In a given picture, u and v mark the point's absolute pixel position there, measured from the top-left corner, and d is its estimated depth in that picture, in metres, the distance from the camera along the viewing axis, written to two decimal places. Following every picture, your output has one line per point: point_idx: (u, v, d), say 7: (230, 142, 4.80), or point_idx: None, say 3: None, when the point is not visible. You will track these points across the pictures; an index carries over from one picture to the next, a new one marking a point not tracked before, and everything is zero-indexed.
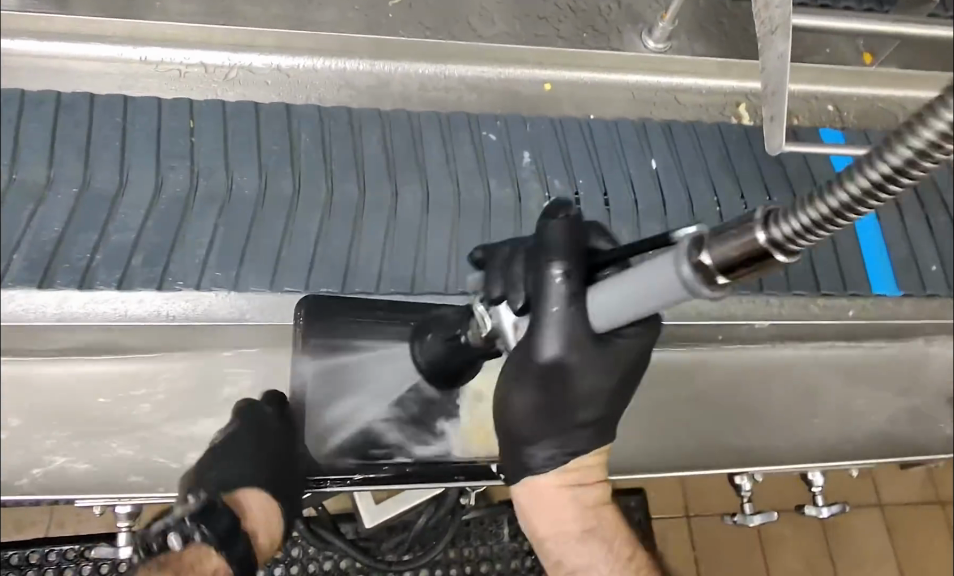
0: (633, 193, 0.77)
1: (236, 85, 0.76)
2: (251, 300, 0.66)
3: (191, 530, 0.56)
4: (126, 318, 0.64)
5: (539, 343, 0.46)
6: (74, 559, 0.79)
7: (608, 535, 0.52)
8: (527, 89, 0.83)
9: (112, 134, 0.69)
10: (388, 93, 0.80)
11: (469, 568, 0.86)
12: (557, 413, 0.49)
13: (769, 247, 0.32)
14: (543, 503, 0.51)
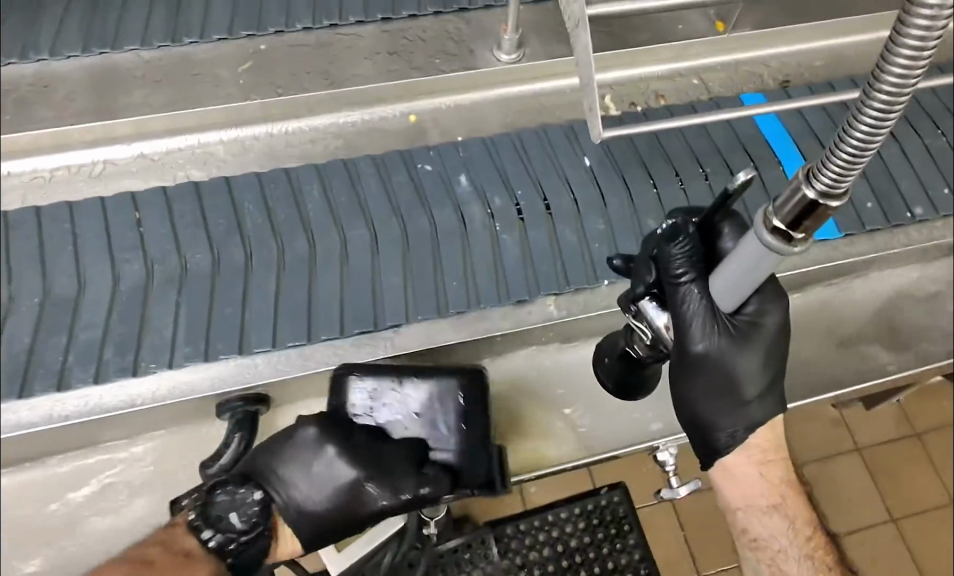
0: (569, 189, 1.01)
1: (102, 178, 1.04)
2: (261, 359, 0.88)
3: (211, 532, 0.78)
4: (19, 426, 0.83)
5: (692, 339, 0.69)
6: None
7: (789, 511, 0.79)
8: (395, 120, 1.11)
9: (62, 240, 0.91)
10: (255, 152, 1.08)
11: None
12: (720, 394, 0.71)
13: (818, 197, 0.48)
14: (734, 479, 0.80)
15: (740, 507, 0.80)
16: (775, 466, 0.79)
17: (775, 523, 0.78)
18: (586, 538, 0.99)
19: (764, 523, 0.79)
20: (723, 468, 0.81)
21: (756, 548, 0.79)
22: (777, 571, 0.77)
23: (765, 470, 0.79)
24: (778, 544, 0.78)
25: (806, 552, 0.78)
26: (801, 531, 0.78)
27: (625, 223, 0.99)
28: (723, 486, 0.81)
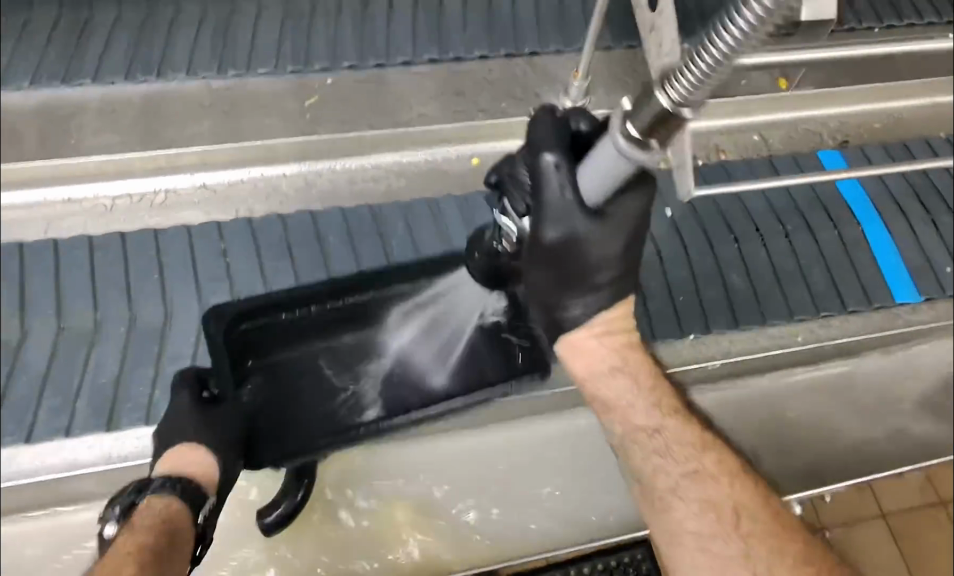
0: (654, 239, 1.00)
1: (165, 209, 1.02)
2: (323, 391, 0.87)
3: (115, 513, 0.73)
4: (79, 465, 0.82)
5: (545, 227, 0.65)
6: None
7: (632, 371, 0.72)
8: (460, 164, 1.09)
9: (149, 267, 0.89)
10: (319, 189, 1.06)
11: None
12: (570, 284, 0.69)
13: (669, 106, 0.53)
14: (576, 351, 0.72)
15: (585, 377, 0.72)
16: (617, 330, 0.72)
17: (619, 385, 0.72)
18: None
19: (610, 385, 0.72)
20: (567, 339, 0.73)
21: (609, 414, 0.72)
22: (634, 432, 0.71)
23: (605, 337, 0.72)
24: (630, 403, 0.71)
25: (653, 404, 0.72)
26: (645, 384, 0.72)
27: (711, 284, 0.99)
28: (571, 362, 0.73)
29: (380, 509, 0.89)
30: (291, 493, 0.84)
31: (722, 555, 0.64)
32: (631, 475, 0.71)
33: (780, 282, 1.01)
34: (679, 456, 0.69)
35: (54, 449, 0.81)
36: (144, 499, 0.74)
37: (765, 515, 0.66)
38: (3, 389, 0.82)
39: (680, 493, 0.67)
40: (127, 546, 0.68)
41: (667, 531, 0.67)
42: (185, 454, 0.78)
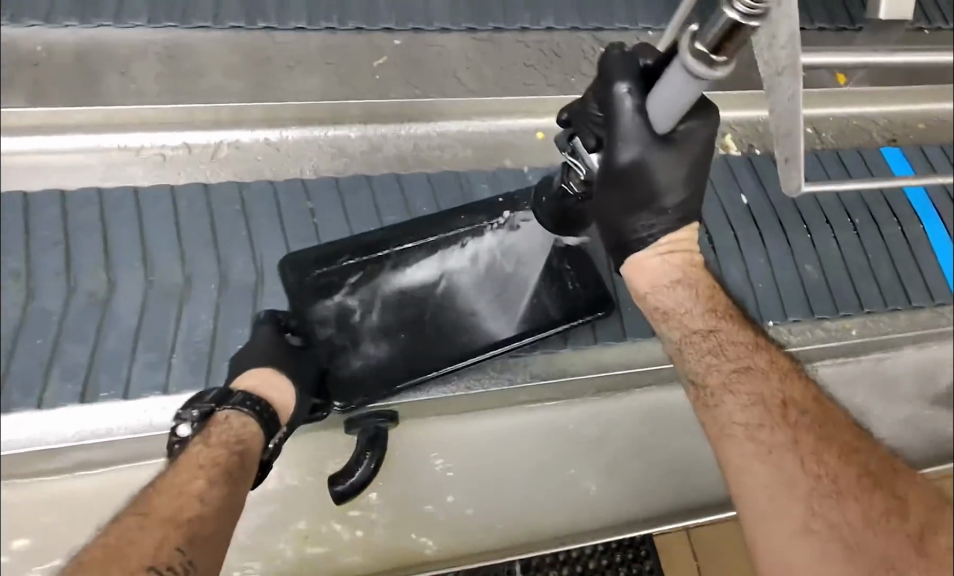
0: (731, 224, 0.98)
1: (226, 164, 0.95)
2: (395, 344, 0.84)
3: (189, 417, 0.71)
4: (152, 428, 0.81)
5: (617, 149, 0.62)
6: None
7: (694, 281, 0.66)
8: (525, 138, 1.04)
9: (236, 221, 0.89)
10: (382, 155, 0.99)
11: None
12: (636, 208, 0.65)
13: (741, 18, 0.47)
14: (641, 270, 0.67)
15: (646, 290, 0.67)
16: (683, 249, 0.67)
17: (678, 294, 0.66)
18: None
19: (667, 294, 0.66)
20: (631, 261, 0.68)
21: (666, 323, 0.66)
22: (690, 336, 0.65)
23: (669, 252, 0.67)
24: (688, 310, 0.65)
25: (713, 308, 0.66)
26: (706, 292, 0.66)
27: (786, 272, 0.97)
28: (632, 277, 0.68)
29: (444, 471, 0.87)
30: (364, 460, 0.80)
31: (771, 444, 0.56)
32: (684, 384, 0.64)
33: (851, 275, 0.99)
34: (732, 355, 0.62)
35: (130, 409, 0.80)
36: (222, 410, 0.72)
37: (816, 412, 0.60)
38: (94, 341, 0.81)
39: (731, 387, 0.60)
40: (200, 461, 0.66)
41: (716, 425, 0.60)
42: (265, 376, 0.76)
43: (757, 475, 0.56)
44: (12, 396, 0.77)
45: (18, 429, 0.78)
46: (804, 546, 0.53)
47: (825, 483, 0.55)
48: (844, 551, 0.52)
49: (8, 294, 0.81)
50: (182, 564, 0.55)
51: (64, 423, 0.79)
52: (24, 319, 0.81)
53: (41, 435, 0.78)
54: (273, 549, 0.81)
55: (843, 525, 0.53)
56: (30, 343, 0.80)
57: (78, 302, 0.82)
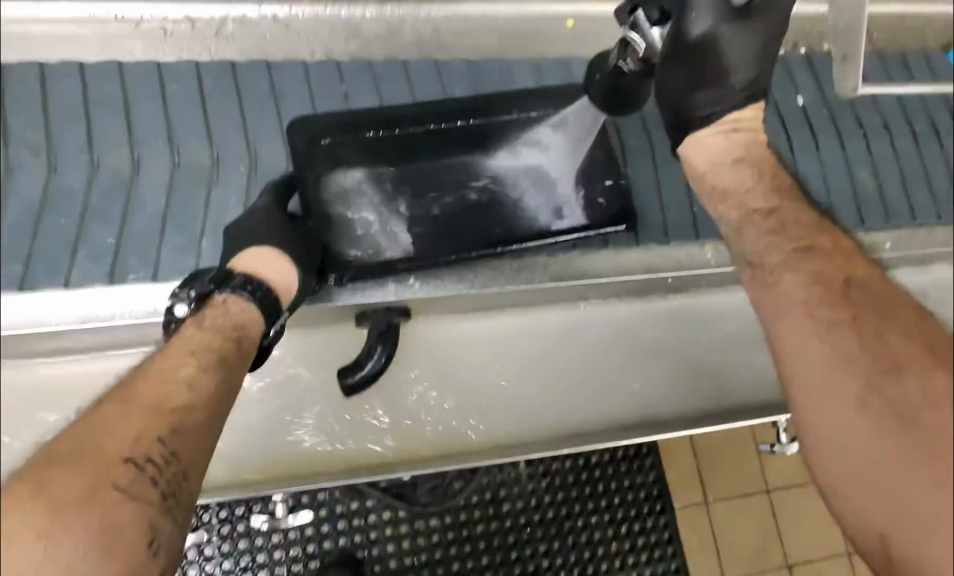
0: (784, 126, 0.92)
1: (230, 42, 0.87)
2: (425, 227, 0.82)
3: (185, 297, 0.69)
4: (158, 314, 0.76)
5: (688, 20, 0.61)
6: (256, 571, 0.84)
7: (756, 162, 0.64)
8: (552, 27, 0.94)
9: (265, 101, 0.85)
10: (402, 42, 0.91)
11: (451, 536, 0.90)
12: (706, 84, 0.63)
13: None
14: (701, 148, 0.66)
15: (705, 170, 0.65)
16: (747, 125, 0.65)
17: (740, 172, 0.64)
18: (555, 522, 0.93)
19: (727, 173, 0.64)
20: (693, 138, 0.66)
21: (723, 203, 0.64)
22: (751, 214, 0.61)
23: (732, 128, 0.65)
24: (747, 189, 0.63)
25: (772, 188, 0.63)
26: (767, 172, 0.64)
27: (837, 178, 0.92)
28: (691, 158, 0.66)
29: (472, 368, 0.85)
30: (375, 354, 0.77)
31: (825, 321, 0.50)
32: (739, 263, 0.61)
33: (905, 184, 0.94)
34: (794, 233, 0.58)
35: (142, 295, 0.76)
36: (219, 293, 0.69)
37: (880, 287, 0.52)
38: (120, 223, 0.78)
39: (790, 266, 0.55)
40: (191, 347, 0.63)
41: (772, 305, 0.55)
42: (262, 253, 0.72)
43: (810, 355, 0.50)
44: (37, 276, 0.75)
45: (22, 311, 0.74)
46: (852, 421, 0.46)
47: (882, 357, 0.47)
48: (894, 428, 0.44)
49: (28, 172, 0.78)
50: (162, 456, 0.54)
51: (67, 306, 0.74)
52: (46, 199, 0.78)
53: (43, 316, 0.74)
54: (299, 444, 0.80)
55: (900, 399, 0.45)
56: (54, 222, 0.77)
57: (101, 182, 0.79)
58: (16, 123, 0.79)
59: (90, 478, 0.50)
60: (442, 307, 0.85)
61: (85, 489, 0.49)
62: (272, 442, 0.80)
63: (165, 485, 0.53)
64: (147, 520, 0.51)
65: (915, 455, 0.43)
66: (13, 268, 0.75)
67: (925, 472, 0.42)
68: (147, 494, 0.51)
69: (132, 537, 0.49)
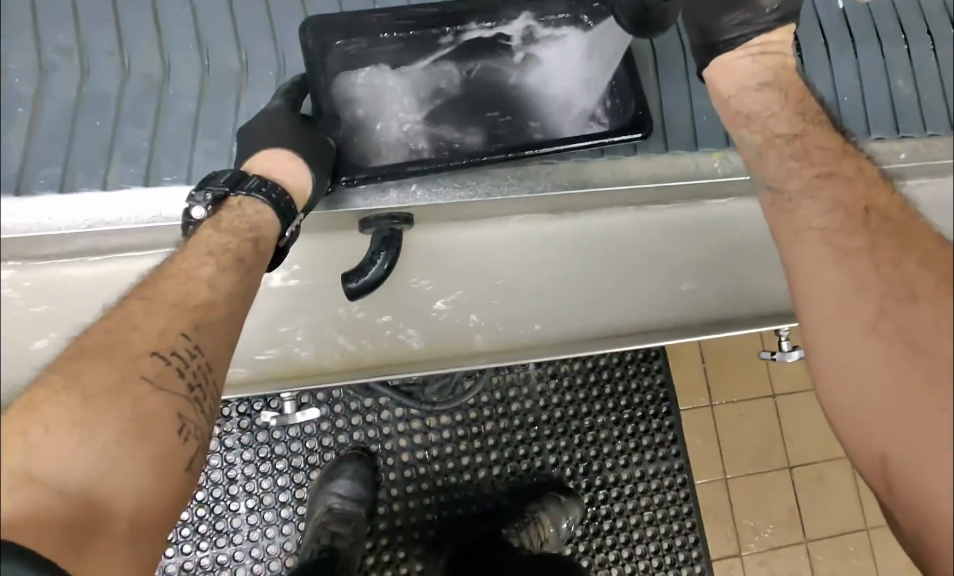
0: (823, 37, 0.89)
1: None
2: (445, 128, 0.80)
3: (203, 196, 0.68)
4: (163, 220, 0.74)
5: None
6: (297, 451, 1.08)
7: (783, 85, 0.63)
8: None
9: (290, 7, 0.83)
10: None
11: (460, 416, 1.12)
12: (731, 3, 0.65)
13: None
14: (726, 71, 0.66)
15: (731, 93, 0.65)
16: (776, 49, 0.66)
17: (768, 96, 0.63)
18: (545, 408, 1.15)
19: (754, 97, 0.63)
20: (717, 62, 0.67)
21: (747, 126, 0.63)
22: (773, 139, 0.60)
23: (761, 56, 0.65)
24: (773, 112, 0.62)
25: (798, 113, 0.62)
26: (795, 96, 0.63)
27: (874, 84, 0.90)
28: (714, 80, 0.67)
29: (486, 278, 0.86)
30: (377, 260, 0.77)
31: (845, 247, 0.51)
32: (759, 188, 0.60)
33: (943, 94, 0.91)
34: (819, 158, 0.57)
35: (146, 199, 0.74)
36: (237, 196, 0.69)
37: (898, 214, 0.52)
38: (153, 125, 0.77)
39: (810, 192, 0.55)
40: (209, 247, 0.64)
41: (789, 231, 0.55)
42: (280, 157, 0.72)
43: (824, 277, 0.50)
44: (76, 175, 0.74)
45: (31, 213, 0.73)
46: (864, 345, 0.47)
47: (899, 286, 0.48)
48: (908, 352, 0.46)
49: (63, 73, 0.77)
50: (188, 349, 0.56)
51: (74, 209, 0.73)
52: (80, 99, 0.76)
53: (50, 220, 0.73)
54: (322, 351, 0.82)
55: (915, 328, 0.46)
56: (90, 124, 0.76)
57: (133, 84, 0.78)
58: (45, 24, 0.78)
59: (116, 368, 0.52)
60: (450, 213, 0.85)
61: (113, 379, 0.52)
62: (293, 339, 0.82)
63: (191, 376, 0.55)
64: (175, 408, 0.54)
65: (926, 377, 0.44)
66: (52, 170, 0.74)
67: (934, 392, 0.44)
68: (174, 385, 0.54)
69: (162, 424, 0.53)
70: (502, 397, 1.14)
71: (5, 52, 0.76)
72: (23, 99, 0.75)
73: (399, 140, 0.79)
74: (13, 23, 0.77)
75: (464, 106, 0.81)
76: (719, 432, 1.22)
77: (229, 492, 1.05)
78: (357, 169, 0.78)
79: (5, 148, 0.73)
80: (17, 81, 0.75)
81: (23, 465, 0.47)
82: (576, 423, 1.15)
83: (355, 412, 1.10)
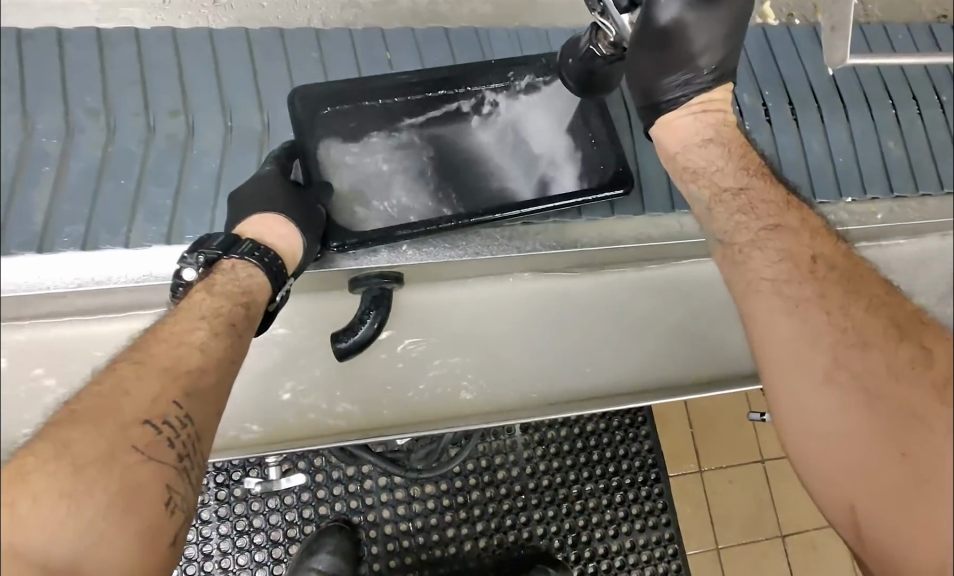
0: (788, 99, 0.93)
1: (228, 10, 0.86)
2: (420, 193, 0.82)
3: (196, 259, 0.69)
4: (152, 278, 0.76)
5: (658, 5, 0.64)
6: (277, 525, 1.06)
7: (724, 141, 0.65)
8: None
9: (276, 68, 0.84)
10: (395, 10, 0.91)
11: (445, 487, 1.11)
12: (673, 67, 0.66)
13: None
14: (669, 129, 0.68)
15: (678, 150, 0.67)
16: (717, 106, 0.67)
17: (714, 151, 0.64)
18: (529, 481, 1.13)
19: (702, 152, 0.65)
20: (662, 122, 0.69)
21: (695, 182, 0.65)
22: (720, 194, 0.62)
23: (699, 112, 0.67)
24: (718, 168, 0.63)
25: (742, 167, 0.63)
26: (738, 151, 0.65)
27: (866, 145, 0.95)
28: (660, 137, 0.69)
29: (465, 338, 0.87)
30: (367, 319, 0.78)
31: (795, 297, 0.52)
32: (711, 243, 0.62)
33: (906, 149, 0.96)
34: (763, 212, 0.59)
35: (133, 257, 0.76)
36: (229, 259, 0.70)
37: (840, 258, 0.54)
38: (176, 186, 0.79)
39: (759, 244, 0.56)
40: (201, 310, 0.65)
41: (743, 281, 0.56)
42: (271, 220, 0.73)
43: (780, 328, 0.51)
44: (100, 233, 0.75)
45: (20, 272, 0.74)
46: (820, 396, 0.48)
47: (849, 332, 0.49)
48: (864, 400, 0.46)
49: (88, 134, 0.78)
50: (177, 417, 0.56)
51: (62, 268, 0.75)
52: (105, 159, 0.78)
53: (38, 279, 0.74)
54: (303, 414, 0.82)
55: (869, 375, 0.47)
56: (114, 184, 0.77)
57: (157, 143, 0.79)
58: (75, 85, 0.79)
59: (106, 439, 0.51)
60: (438, 275, 0.87)
61: (104, 449, 0.51)
62: (274, 402, 0.82)
63: (180, 446, 0.55)
64: (164, 479, 0.54)
65: (884, 426, 0.45)
66: (75, 228, 0.75)
67: (894, 444, 0.45)
68: (163, 455, 0.54)
69: (149, 496, 0.52)
70: (488, 465, 1.13)
71: (32, 115, 0.77)
72: (49, 158, 0.76)
73: (376, 206, 0.81)
74: (40, 84, 0.78)
75: (437, 170, 0.83)
76: (709, 497, 1.20)
77: (203, 569, 1.02)
78: (345, 235, 0.80)
79: (29, 210, 0.75)
80: (44, 141, 0.76)
81: (8, 539, 0.47)
82: (565, 491, 1.14)
83: (340, 488, 1.09)
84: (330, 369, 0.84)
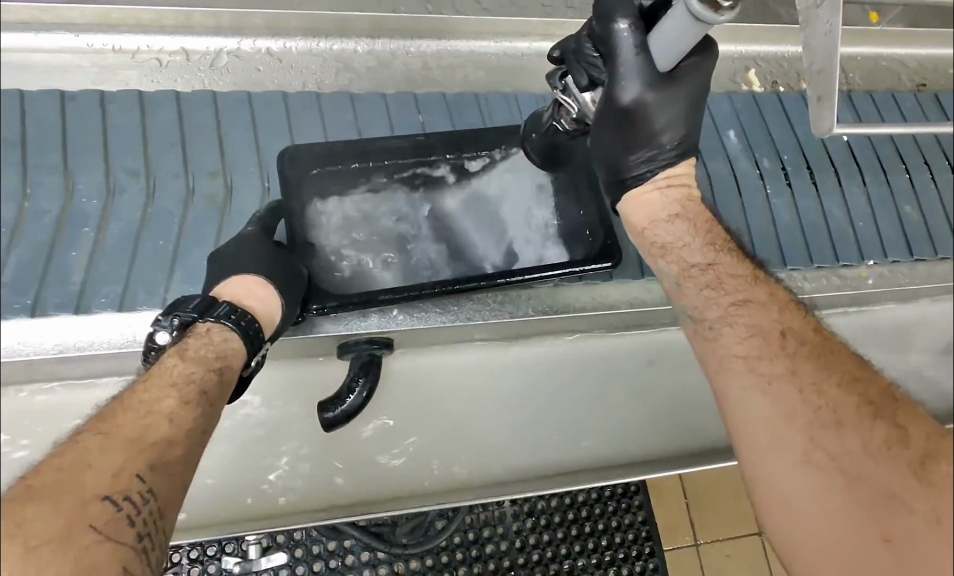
0: (808, 165, 0.94)
1: (226, 73, 0.88)
2: (401, 258, 0.82)
3: (170, 322, 0.68)
4: (134, 343, 0.75)
5: (619, 88, 0.62)
6: None
7: (691, 217, 0.65)
8: (537, 64, 0.97)
9: (313, 126, 0.85)
10: (390, 72, 0.92)
11: (431, 561, 0.99)
12: (637, 145, 0.65)
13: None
14: (638, 203, 0.67)
15: (643, 227, 0.67)
16: (678, 182, 0.67)
17: (678, 227, 0.64)
18: (518, 557, 1.02)
19: (666, 228, 0.65)
20: (628, 196, 0.68)
21: (663, 258, 0.65)
22: (688, 270, 0.62)
23: (665, 186, 0.67)
24: (685, 244, 0.64)
25: (708, 243, 0.63)
26: (705, 229, 0.65)
27: (884, 208, 0.95)
28: (629, 212, 0.68)
29: (451, 405, 0.86)
30: (355, 388, 0.78)
31: (770, 377, 0.50)
32: (681, 318, 0.61)
33: (922, 211, 0.96)
34: (731, 288, 0.58)
35: (111, 322, 0.74)
36: (205, 322, 0.69)
37: (811, 335, 0.53)
38: (213, 244, 0.79)
39: (728, 320, 0.56)
40: (175, 378, 0.63)
41: (715, 358, 0.55)
42: (250, 282, 0.73)
43: (756, 407, 0.50)
44: (137, 294, 0.75)
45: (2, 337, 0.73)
46: (799, 480, 0.47)
47: (823, 413, 0.47)
48: (840, 483, 0.45)
49: (128, 196, 0.78)
50: (140, 494, 0.54)
51: (43, 333, 0.74)
52: (145, 221, 0.77)
53: (18, 345, 0.73)
54: (286, 483, 0.80)
55: (846, 457, 0.45)
56: (151, 244, 0.77)
57: (196, 204, 0.80)
58: (115, 148, 0.79)
59: (62, 519, 0.50)
60: (419, 340, 0.85)
61: (59, 528, 0.49)
62: (253, 471, 0.80)
63: (142, 524, 0.53)
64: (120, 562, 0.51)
65: (863, 510, 0.44)
66: (112, 289, 0.75)
67: (875, 527, 0.43)
68: (122, 534, 0.52)
69: None
70: (476, 537, 1.01)
71: (74, 174, 0.77)
72: (90, 219, 0.76)
73: (356, 270, 0.80)
74: (80, 145, 0.78)
75: (419, 235, 0.83)
76: None
77: None
78: (326, 298, 0.79)
79: (67, 271, 0.74)
80: (84, 201, 0.77)
81: None
82: (557, 566, 1.02)
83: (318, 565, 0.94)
84: (314, 436, 0.82)
